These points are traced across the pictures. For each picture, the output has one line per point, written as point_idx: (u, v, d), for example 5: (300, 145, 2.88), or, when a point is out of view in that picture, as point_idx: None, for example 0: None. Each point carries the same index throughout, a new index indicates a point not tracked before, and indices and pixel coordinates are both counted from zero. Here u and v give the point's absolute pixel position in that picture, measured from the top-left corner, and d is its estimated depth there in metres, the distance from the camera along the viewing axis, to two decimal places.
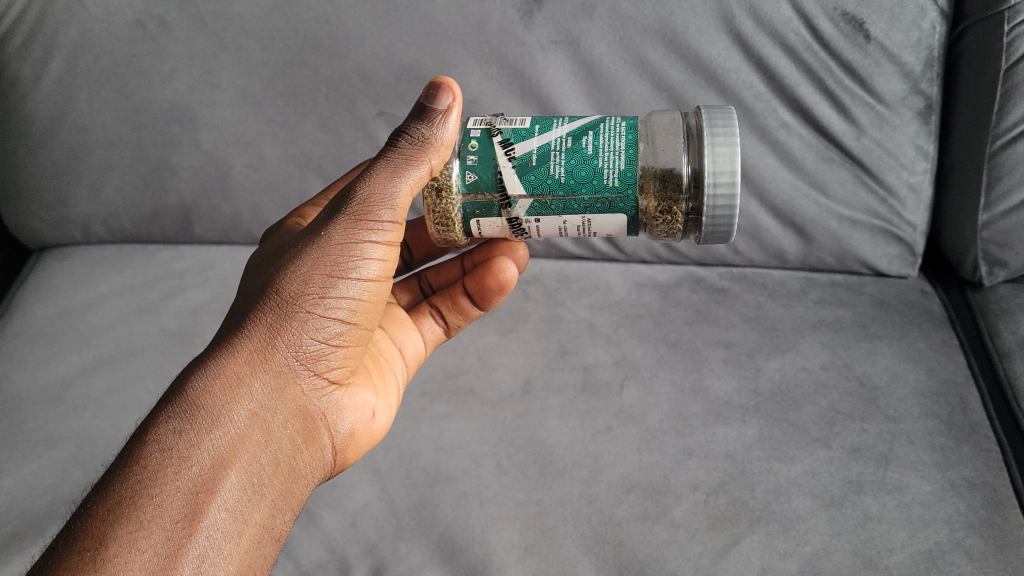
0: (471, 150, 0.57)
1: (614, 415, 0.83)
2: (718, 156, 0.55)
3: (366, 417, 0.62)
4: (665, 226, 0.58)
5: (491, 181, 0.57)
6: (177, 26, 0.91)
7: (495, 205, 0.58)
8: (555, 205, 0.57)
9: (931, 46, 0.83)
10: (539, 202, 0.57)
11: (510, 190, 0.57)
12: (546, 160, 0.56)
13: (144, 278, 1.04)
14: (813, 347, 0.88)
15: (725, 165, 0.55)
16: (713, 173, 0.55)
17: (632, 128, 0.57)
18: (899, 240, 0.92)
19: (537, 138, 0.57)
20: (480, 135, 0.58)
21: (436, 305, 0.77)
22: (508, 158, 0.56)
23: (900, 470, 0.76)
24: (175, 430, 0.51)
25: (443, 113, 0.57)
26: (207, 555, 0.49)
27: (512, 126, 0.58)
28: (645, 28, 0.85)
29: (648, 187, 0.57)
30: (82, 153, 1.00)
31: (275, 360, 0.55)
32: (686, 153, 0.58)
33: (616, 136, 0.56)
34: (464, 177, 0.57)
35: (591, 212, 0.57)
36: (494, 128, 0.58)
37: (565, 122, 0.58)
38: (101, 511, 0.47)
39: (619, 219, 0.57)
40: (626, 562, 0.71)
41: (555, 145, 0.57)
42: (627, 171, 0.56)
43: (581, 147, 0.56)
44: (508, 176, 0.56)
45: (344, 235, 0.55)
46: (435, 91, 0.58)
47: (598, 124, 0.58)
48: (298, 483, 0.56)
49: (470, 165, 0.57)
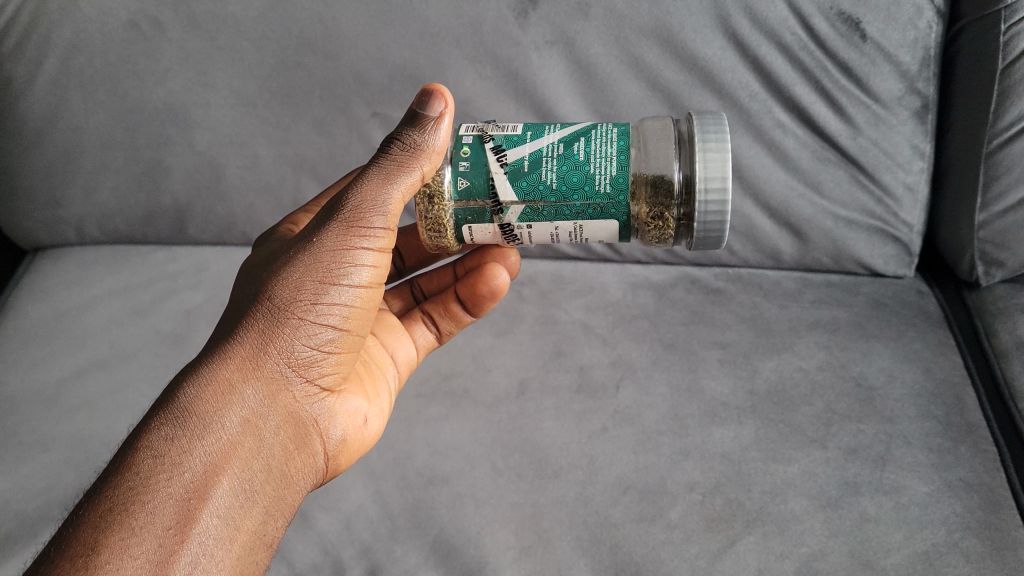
0: (463, 157, 0.57)
1: (610, 416, 0.82)
2: (710, 162, 0.55)
3: (358, 423, 0.62)
4: (656, 232, 0.58)
5: (483, 187, 0.57)
6: (171, 26, 0.91)
7: (486, 211, 0.57)
8: (547, 211, 0.57)
9: (928, 46, 0.82)
10: (531, 208, 0.57)
11: (502, 197, 0.56)
12: (538, 166, 0.56)
13: (138, 279, 1.03)
14: (809, 348, 0.88)
15: (716, 170, 0.55)
16: (704, 178, 0.55)
17: (624, 134, 0.57)
18: (896, 240, 0.92)
19: (529, 143, 0.57)
20: (472, 141, 0.57)
21: (428, 312, 0.77)
22: (500, 164, 0.56)
23: (896, 471, 0.76)
24: (167, 436, 0.50)
25: (435, 119, 0.57)
26: (199, 561, 0.48)
27: (504, 132, 0.58)
28: (641, 28, 0.85)
29: (639, 194, 0.57)
30: (76, 154, 1.00)
31: (268, 367, 0.55)
32: (678, 158, 0.57)
33: (608, 142, 0.56)
34: (456, 184, 0.57)
35: (583, 218, 0.57)
36: (485, 135, 0.58)
37: (557, 128, 0.58)
38: (93, 517, 0.47)
39: (610, 225, 0.57)
40: (622, 563, 0.71)
41: (547, 151, 0.56)
42: (619, 177, 0.55)
43: (572, 153, 0.56)
44: (500, 182, 0.56)
45: (335, 242, 0.55)
46: (427, 98, 0.58)
47: (590, 130, 0.57)
48: (290, 489, 0.56)
49: (462, 171, 0.57)
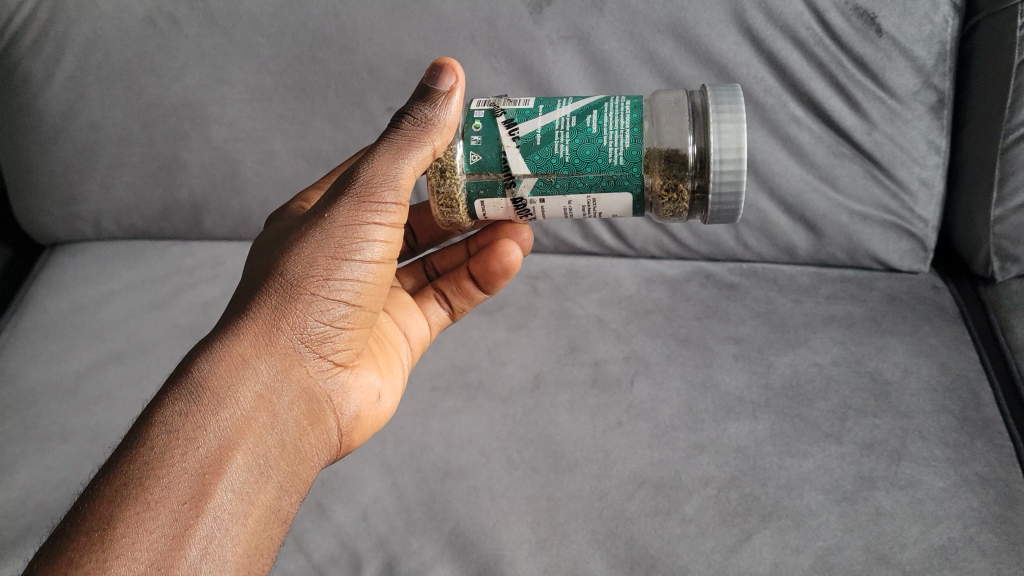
0: (475, 131, 0.57)
1: (624, 411, 0.83)
2: (724, 133, 0.55)
3: (371, 400, 0.62)
4: (670, 206, 0.58)
5: (495, 161, 0.57)
6: (188, 22, 0.92)
7: (499, 185, 0.57)
8: (560, 184, 0.57)
9: (944, 40, 0.83)
10: (544, 182, 0.57)
11: (514, 170, 0.56)
12: (550, 139, 0.56)
13: (155, 273, 1.04)
14: (825, 343, 0.88)
15: (731, 142, 0.55)
16: (719, 150, 0.55)
17: (637, 106, 0.56)
18: (911, 235, 0.91)
19: (541, 117, 0.57)
20: (484, 115, 0.57)
21: (441, 289, 0.77)
22: (512, 138, 0.56)
23: (912, 465, 0.76)
24: (181, 411, 0.51)
25: (446, 93, 0.57)
26: (214, 536, 0.49)
27: (516, 106, 0.58)
28: (655, 23, 0.85)
29: (653, 166, 0.56)
30: (94, 149, 1.01)
31: (281, 343, 0.55)
32: (692, 132, 0.57)
33: (621, 115, 0.56)
34: (468, 158, 0.57)
35: (597, 191, 0.57)
36: (497, 109, 0.58)
37: (569, 102, 0.58)
38: (108, 492, 0.47)
39: (624, 198, 0.57)
40: (637, 557, 0.71)
41: (559, 124, 0.56)
42: (632, 150, 0.55)
43: (585, 126, 0.56)
44: (512, 156, 0.56)
45: (348, 217, 0.55)
46: (438, 72, 0.58)
47: (603, 103, 0.57)
48: (304, 465, 0.56)
49: (474, 145, 0.57)
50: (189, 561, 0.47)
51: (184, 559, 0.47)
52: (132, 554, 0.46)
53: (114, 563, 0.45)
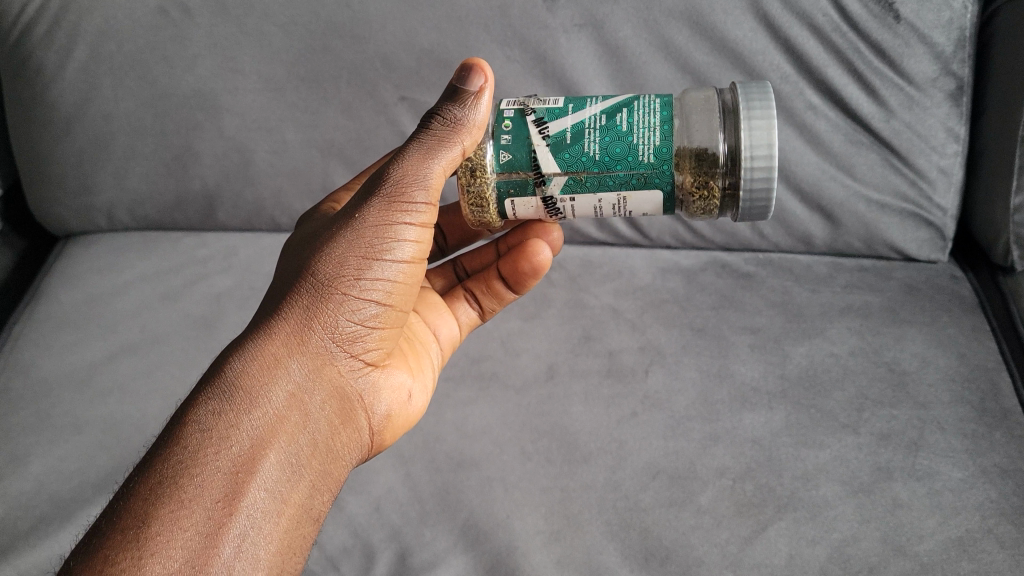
0: (505, 130, 0.57)
1: (639, 401, 0.82)
2: (755, 130, 0.54)
3: (402, 399, 0.62)
4: (701, 203, 0.57)
5: (525, 160, 0.56)
6: (200, 12, 0.92)
7: (529, 183, 0.57)
8: (590, 183, 0.56)
9: (963, 26, 0.82)
10: (575, 180, 0.56)
11: (545, 168, 0.56)
12: (581, 137, 0.55)
13: (168, 264, 1.04)
14: (841, 333, 0.87)
15: (762, 138, 0.54)
16: (750, 147, 0.54)
17: (668, 104, 0.56)
18: (929, 224, 0.90)
19: (571, 115, 0.56)
20: (514, 114, 0.57)
21: (471, 289, 0.76)
22: (542, 137, 0.56)
23: (930, 455, 0.75)
24: (214, 411, 0.51)
25: (475, 94, 0.57)
26: (247, 534, 0.48)
27: (546, 105, 0.57)
28: (670, 10, 0.84)
29: (683, 164, 0.56)
30: (107, 140, 1.01)
31: (313, 342, 0.55)
32: (722, 129, 0.56)
33: (652, 112, 0.55)
34: (498, 157, 0.57)
35: (627, 190, 0.56)
36: (527, 108, 0.57)
37: (600, 100, 0.57)
38: (143, 490, 0.47)
39: (655, 196, 0.56)
40: (651, 548, 0.71)
41: (590, 123, 0.56)
42: (663, 147, 0.55)
43: (615, 124, 0.55)
44: (543, 155, 0.56)
45: (378, 217, 0.55)
46: (466, 72, 0.58)
47: (632, 101, 0.56)
48: (336, 464, 0.56)
49: (504, 144, 0.57)
50: (223, 559, 0.47)
51: (218, 557, 0.47)
52: (166, 552, 0.46)
53: (149, 561, 0.45)
